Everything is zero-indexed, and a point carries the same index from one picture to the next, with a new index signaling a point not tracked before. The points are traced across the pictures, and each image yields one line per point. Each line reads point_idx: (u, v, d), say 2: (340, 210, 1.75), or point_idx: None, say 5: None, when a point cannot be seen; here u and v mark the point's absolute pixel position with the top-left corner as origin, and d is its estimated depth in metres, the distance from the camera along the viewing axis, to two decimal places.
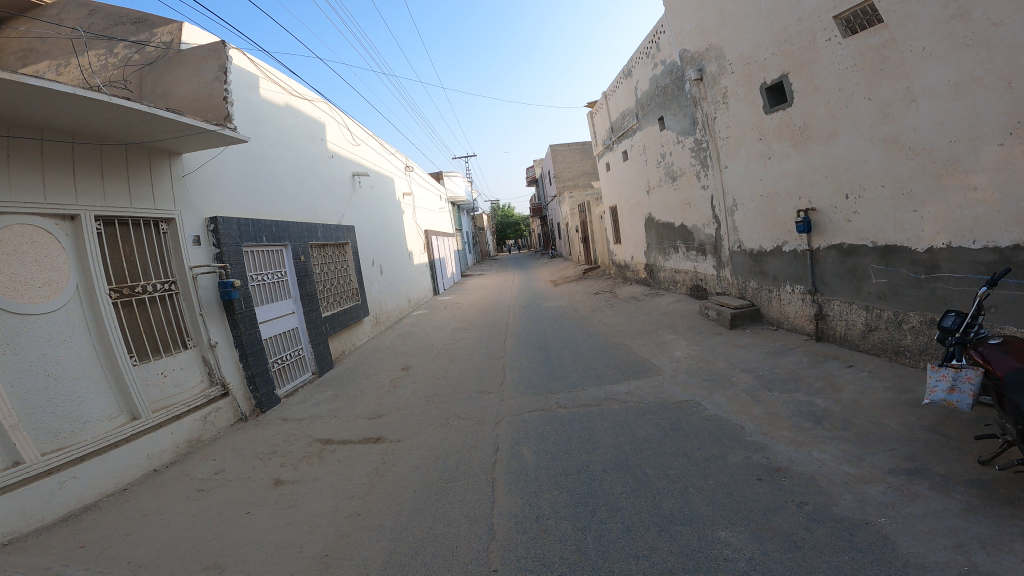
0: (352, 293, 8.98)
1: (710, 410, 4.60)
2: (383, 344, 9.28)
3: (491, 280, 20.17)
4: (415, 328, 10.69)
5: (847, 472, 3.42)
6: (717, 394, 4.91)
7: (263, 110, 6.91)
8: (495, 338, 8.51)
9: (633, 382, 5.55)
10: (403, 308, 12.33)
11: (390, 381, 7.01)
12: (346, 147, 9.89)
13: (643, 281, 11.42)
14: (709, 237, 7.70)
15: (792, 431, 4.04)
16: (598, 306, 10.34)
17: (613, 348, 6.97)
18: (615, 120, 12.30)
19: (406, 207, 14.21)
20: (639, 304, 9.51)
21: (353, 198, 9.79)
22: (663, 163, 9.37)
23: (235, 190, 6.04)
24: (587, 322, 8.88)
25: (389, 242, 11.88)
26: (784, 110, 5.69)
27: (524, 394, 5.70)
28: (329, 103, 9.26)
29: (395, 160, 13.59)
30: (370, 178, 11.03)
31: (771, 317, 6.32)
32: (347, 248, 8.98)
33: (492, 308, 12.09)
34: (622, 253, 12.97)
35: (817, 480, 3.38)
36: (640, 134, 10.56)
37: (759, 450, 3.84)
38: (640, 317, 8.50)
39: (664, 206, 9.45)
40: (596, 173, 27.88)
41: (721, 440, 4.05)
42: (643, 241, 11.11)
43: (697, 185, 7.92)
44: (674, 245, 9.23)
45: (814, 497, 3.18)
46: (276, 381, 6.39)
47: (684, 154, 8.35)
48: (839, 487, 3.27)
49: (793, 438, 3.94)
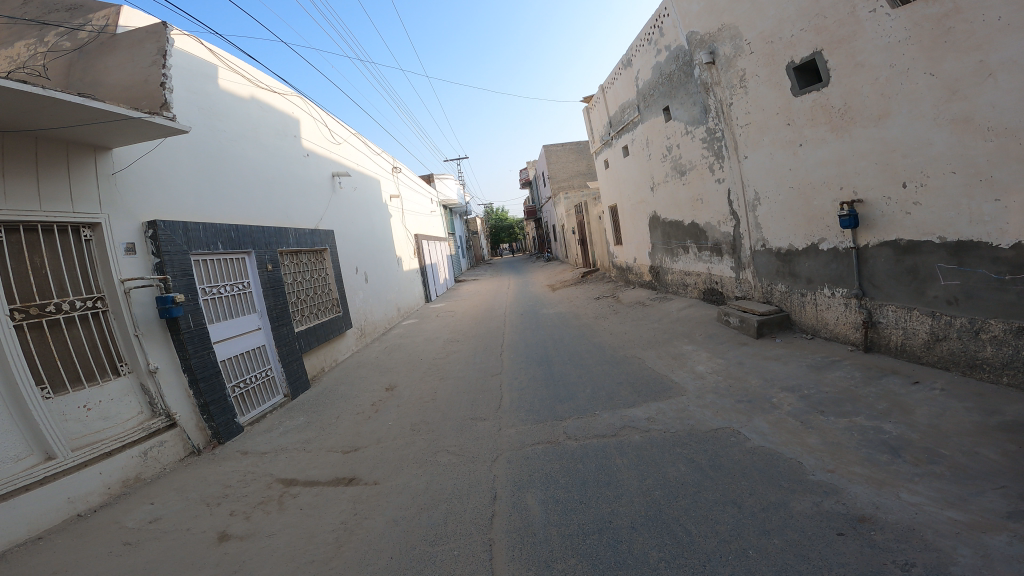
0: (331, 304, 8.12)
1: (753, 441, 3.83)
2: (367, 359, 8.43)
3: (486, 285, 19.36)
4: (403, 340, 9.85)
5: (953, 518, 2.71)
6: (758, 419, 4.14)
7: (221, 102, 6.11)
8: (490, 351, 7.70)
9: (652, 405, 4.76)
10: (390, 318, 11.49)
11: (372, 404, 6.18)
12: (325, 146, 9.10)
13: (646, 284, 10.66)
14: (725, 236, 6.92)
15: (865, 467, 3.30)
16: (601, 312, 9.56)
17: (624, 362, 6.18)
18: (614, 113, 11.56)
19: (395, 211, 13.43)
20: (647, 310, 8.73)
21: (333, 199, 8.97)
22: (669, 157, 8.60)
23: (184, 190, 5.21)
24: (592, 332, 8.08)
25: (375, 247, 11.05)
26: (819, 91, 4.95)
27: (525, 421, 4.89)
28: (304, 97, 8.47)
29: (381, 161, 12.79)
30: (353, 180, 10.23)
31: (804, 325, 5.56)
32: (324, 254, 8.13)
33: (486, 316, 11.25)
34: (623, 255, 12.21)
35: (917, 531, 2.64)
36: (641, 127, 9.82)
37: (830, 494, 3.08)
38: (650, 324, 7.72)
39: (670, 204, 8.68)
40: (591, 173, 27.24)
41: (777, 482, 3.27)
42: (646, 241, 10.35)
43: (709, 180, 7.17)
44: (682, 246, 8.47)
45: (922, 554, 2.45)
46: (237, 408, 5.54)
47: (693, 146, 7.59)
48: (949, 539, 2.55)
49: (869, 476, 3.19)
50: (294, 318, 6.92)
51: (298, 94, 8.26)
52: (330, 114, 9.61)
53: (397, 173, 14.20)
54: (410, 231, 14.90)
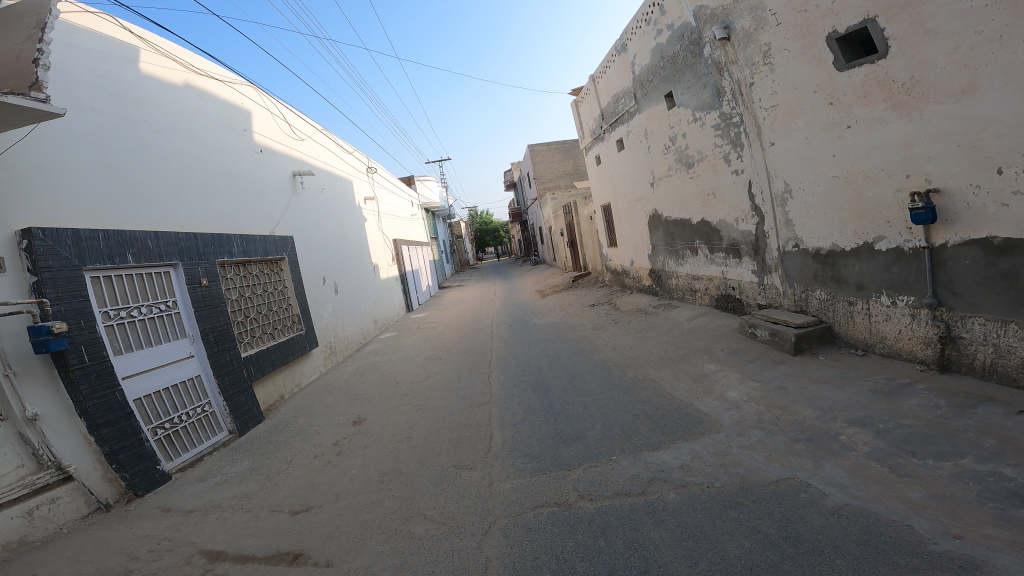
0: (291, 321, 6.99)
1: (832, 496, 2.95)
2: (336, 382, 7.32)
3: (472, 292, 18.29)
4: (379, 357, 8.76)
5: None
6: (830, 465, 3.27)
7: (142, 88, 5.05)
8: (477, 373, 6.68)
9: (684, 450, 3.82)
10: (366, 331, 10.37)
11: (333, 443, 5.11)
12: (284, 143, 8.02)
13: (646, 289, 9.75)
14: (743, 235, 6.03)
15: (1004, 529, 2.46)
16: (599, 322, 8.61)
17: (637, 385, 5.25)
18: (607, 105, 10.67)
19: (370, 214, 12.33)
20: (651, 318, 7.81)
21: (293, 201, 7.88)
22: (672, 148, 7.69)
23: (84, 192, 4.15)
24: (592, 346, 7.13)
25: (347, 254, 9.93)
26: (873, 63, 4.10)
27: (523, 472, 3.90)
28: (256, 86, 7.38)
29: (354, 160, 11.70)
30: (319, 180, 9.15)
31: (853, 338, 4.71)
32: (281, 263, 7.00)
33: (472, 328, 10.20)
34: (619, 258, 11.29)
35: None
36: (639, 118, 8.92)
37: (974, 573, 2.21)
38: (659, 336, 6.80)
39: (674, 201, 7.78)
40: (578, 173, 26.52)
41: (888, 558, 2.37)
42: (645, 242, 9.44)
43: (724, 172, 6.26)
44: (688, 247, 7.56)
45: None
46: (161, 453, 4.43)
47: (702, 135, 6.69)
48: None
49: (1014, 543, 2.35)
50: (240, 341, 5.79)
51: (249, 82, 7.18)
52: (290, 106, 8.52)
53: (373, 173, 13.11)
54: (388, 236, 13.78)
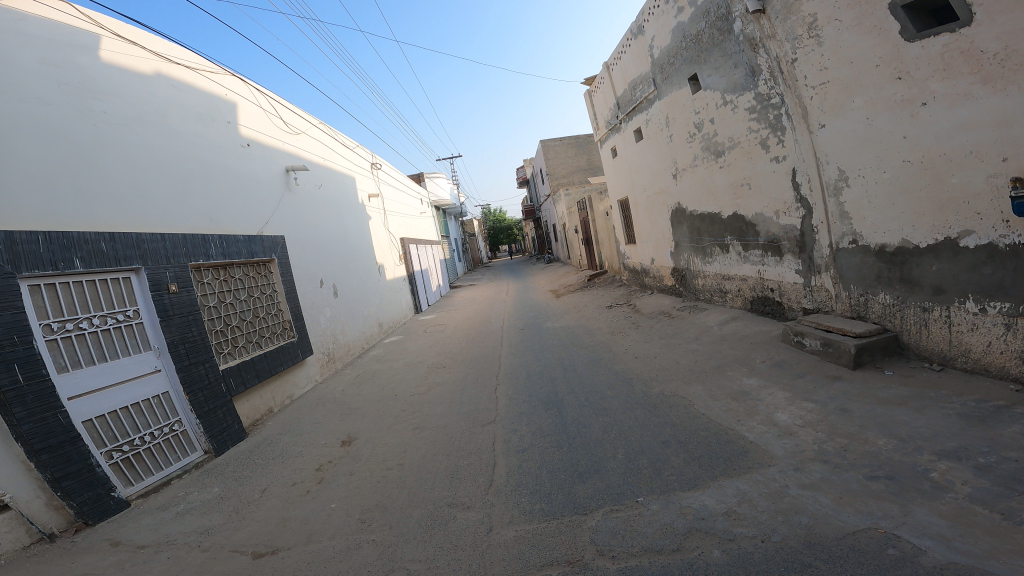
0: (281, 328, 6.44)
1: (931, 553, 2.32)
2: (333, 392, 6.79)
3: (484, 292, 17.65)
4: (382, 364, 8.23)
5: None
6: (922, 510, 2.62)
7: (105, 78, 4.56)
8: (484, 385, 6.06)
9: (728, 490, 3.16)
10: (370, 335, 9.81)
11: (316, 468, 4.54)
12: (273, 137, 7.48)
13: (669, 290, 9.00)
14: (785, 231, 5.28)
15: None
16: (618, 327, 7.92)
17: (667, 405, 4.62)
18: (623, 93, 9.91)
19: (375, 212, 11.78)
20: (676, 323, 7.11)
21: (286, 199, 7.35)
22: (696, 135, 6.93)
23: (22, 190, 3.65)
24: (611, 354, 6.47)
25: (348, 254, 9.39)
26: (954, 31, 3.39)
27: (531, 514, 3.27)
28: (240, 76, 6.86)
29: (357, 155, 11.16)
30: (316, 176, 8.62)
31: (926, 350, 3.97)
32: (270, 265, 6.46)
33: (480, 332, 9.60)
34: (638, 256, 10.55)
35: None
36: (659, 104, 8.17)
37: None
38: (687, 344, 6.12)
39: (700, 193, 7.03)
40: (593, 167, 25.70)
41: None
42: (667, 238, 8.68)
43: (760, 160, 5.51)
44: (716, 244, 6.80)
45: None
46: (119, 479, 3.96)
47: (733, 119, 5.93)
48: None
49: None
50: (218, 352, 5.24)
51: (232, 73, 6.66)
52: (281, 99, 7.99)
53: (377, 170, 12.57)
54: (395, 235, 13.21)
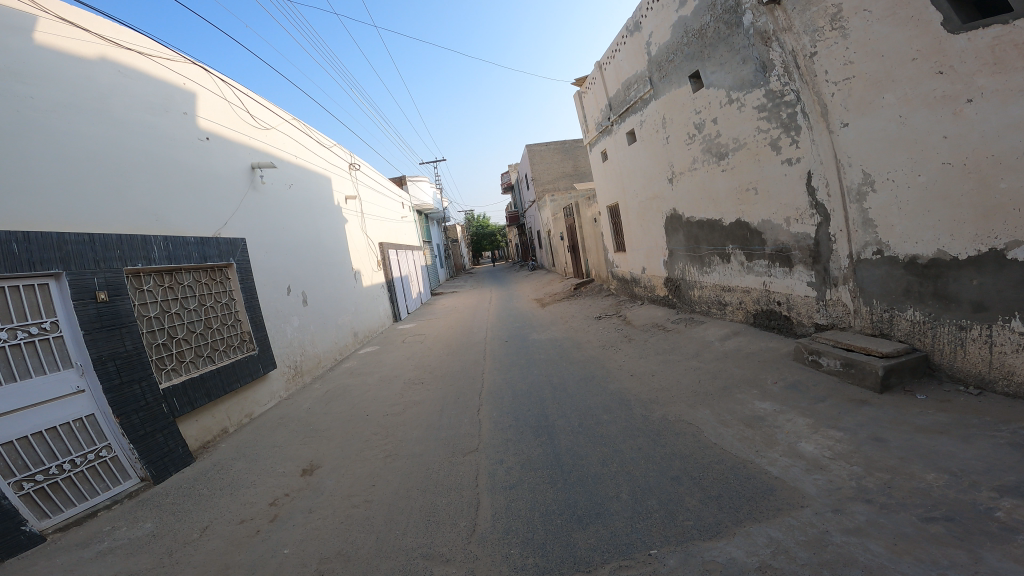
0: (239, 340, 5.77)
1: None
2: (298, 410, 6.14)
3: (466, 300, 17.02)
4: (356, 377, 7.60)
5: None
6: (996, 558, 2.24)
7: (33, 61, 3.98)
8: (466, 405, 5.50)
9: (759, 537, 2.70)
10: (344, 345, 9.15)
11: (270, 501, 3.91)
12: (239, 130, 6.86)
13: (660, 300, 8.59)
14: (797, 239, 4.93)
15: None
16: (610, 339, 7.47)
17: (673, 433, 4.17)
18: (616, 94, 9.55)
19: (353, 214, 11.15)
20: (672, 336, 6.68)
21: (251, 198, 6.73)
22: (696, 137, 6.55)
23: None
24: (604, 371, 6.00)
25: (322, 258, 8.74)
26: (1006, 22, 3.18)
27: (524, 568, 2.73)
28: (201, 65, 6.25)
29: (334, 154, 10.53)
30: (287, 175, 8.00)
31: (961, 372, 3.66)
32: (227, 269, 5.80)
33: (461, 342, 9.03)
34: (627, 264, 10.14)
35: None
36: (655, 105, 7.81)
37: None
38: (687, 360, 5.70)
39: (698, 198, 6.62)
40: (578, 175, 25.46)
41: None
42: (659, 246, 8.28)
43: (770, 163, 5.15)
44: (714, 253, 6.41)
45: None
46: (25, 513, 3.37)
47: (739, 120, 5.56)
48: None
49: None
50: (158, 368, 4.57)
51: (192, 61, 6.06)
52: (250, 91, 7.37)
53: (356, 171, 11.94)
54: (373, 240, 12.55)
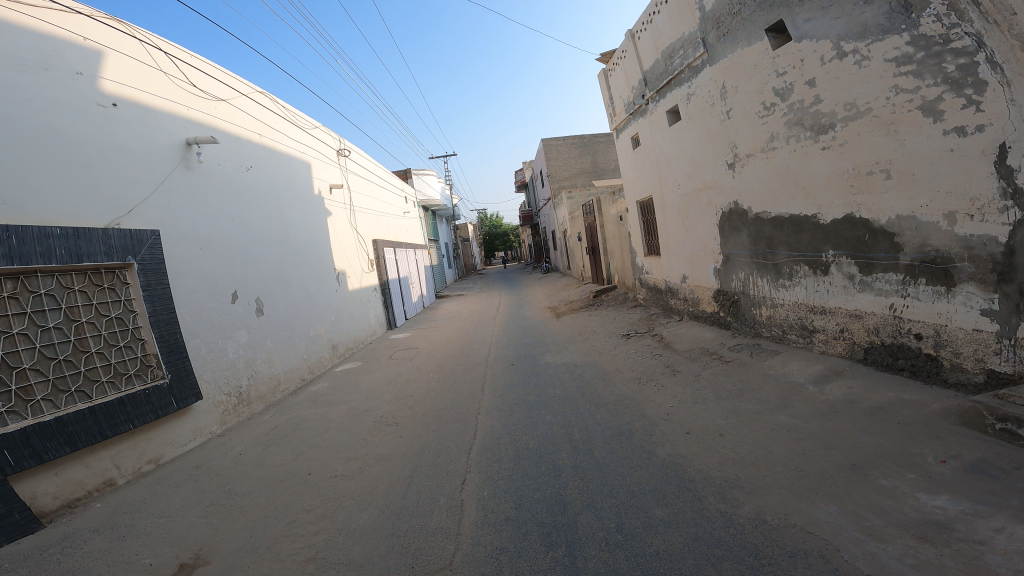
0: (139, 366, 4.31)
1: None
2: (223, 459, 4.68)
3: (472, 305, 15.36)
4: (318, 408, 6.02)
5: None
6: None
7: None
8: (452, 473, 3.89)
9: None
10: (318, 360, 7.63)
11: None
12: (168, 97, 5.31)
13: (704, 317, 6.89)
14: (963, 245, 3.39)
15: None
16: (646, 368, 5.79)
17: (784, 551, 2.52)
18: (652, 67, 7.87)
19: (340, 207, 9.55)
20: (734, 371, 4.99)
21: (185, 183, 5.23)
22: (777, 108, 4.85)
23: None
24: (646, 424, 4.33)
25: (293, 256, 7.23)
26: None
27: None
28: (113, 17, 4.74)
29: (317, 137, 8.94)
30: (244, 154, 6.45)
31: None
32: (126, 272, 4.32)
33: (457, 362, 7.41)
34: (660, 270, 8.43)
35: None
36: (708, 72, 6.13)
37: None
38: (769, 412, 4.03)
39: (775, 188, 4.97)
40: (597, 172, 23.78)
41: None
42: (707, 250, 6.58)
43: (916, 134, 3.57)
44: (799, 263, 4.76)
45: None
46: None
47: (857, 79, 3.93)
48: None
49: None
50: None
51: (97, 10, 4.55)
52: (193, 56, 5.85)
53: (345, 157, 10.33)
54: (366, 236, 10.99)
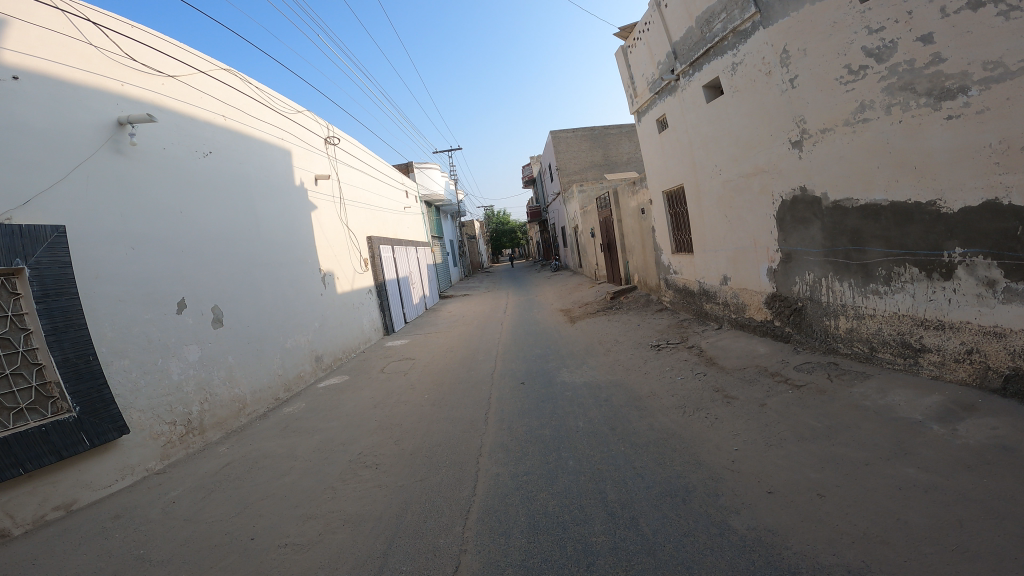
0: (33, 398, 3.54)
1: None
2: (153, 507, 3.78)
3: (478, 306, 14.29)
4: (287, 437, 5.01)
5: None
6: None
7: None
8: (447, 549, 2.88)
9: None
10: (299, 374, 6.64)
11: None
12: (97, 71, 4.31)
13: (750, 327, 5.82)
14: None
15: None
16: (690, 393, 4.71)
17: None
18: (683, 37, 6.72)
19: (328, 200, 8.51)
20: (812, 401, 3.93)
21: (115, 175, 4.28)
22: (871, 71, 3.82)
23: None
24: (708, 479, 3.26)
25: (269, 255, 6.26)
26: None
27: None
28: None
29: (299, 123, 7.90)
30: (201, 137, 5.43)
31: None
32: (16, 279, 3.51)
33: (458, 378, 6.37)
34: (691, 270, 7.34)
35: None
36: (760, 34, 5.01)
37: None
38: (885, 463, 3.02)
39: (866, 170, 3.94)
40: (610, 164, 22.59)
41: None
42: (757, 249, 5.48)
43: None
44: (903, 263, 3.77)
45: None
46: None
47: (1004, 34, 3.07)
48: None
49: None
50: None
51: None
52: (134, 24, 4.81)
53: (333, 145, 9.26)
54: (359, 233, 9.95)
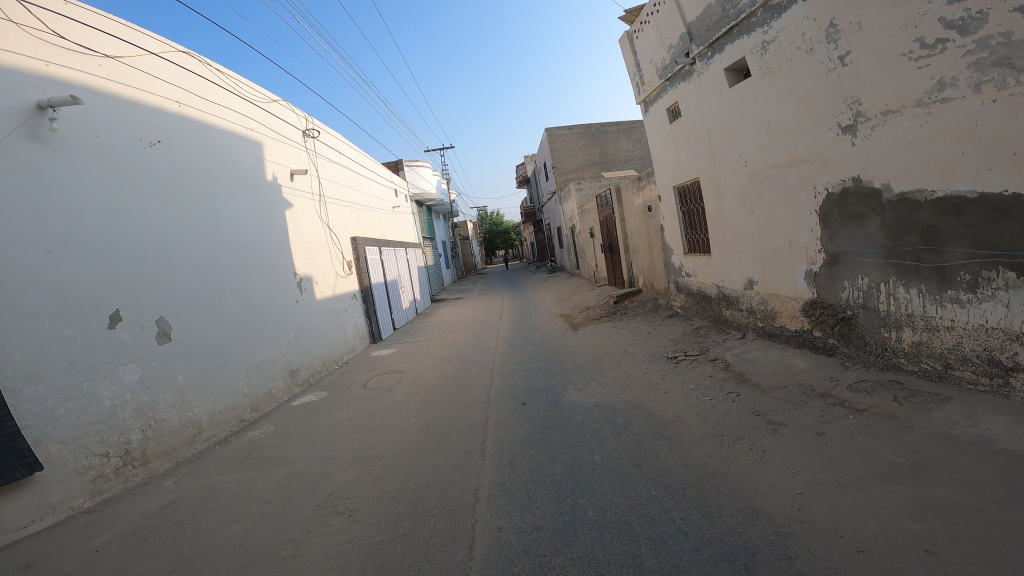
0: None
1: None
2: (73, 555, 3.14)
3: (471, 311, 13.52)
4: (248, 469, 4.25)
5: None
6: None
7: None
8: None
9: None
10: (269, 391, 5.86)
11: None
12: (11, 48, 3.60)
13: (782, 339, 5.17)
14: None
15: None
16: (724, 418, 4.01)
17: None
18: (699, 16, 6.04)
19: (306, 198, 7.74)
20: (884, 430, 3.29)
21: (30, 170, 3.58)
22: (954, 45, 3.28)
23: None
24: (772, 531, 2.59)
25: (236, 258, 5.53)
26: None
27: None
28: None
29: (273, 113, 7.12)
30: (149, 125, 4.64)
31: None
32: None
33: (450, 396, 5.63)
34: (707, 275, 6.68)
35: None
36: (799, 7, 4.35)
37: None
38: (1004, 509, 2.41)
39: (944, 160, 3.41)
40: (606, 163, 21.95)
41: None
42: (793, 251, 4.84)
43: None
44: (993, 266, 3.26)
45: None
46: None
47: None
48: None
49: None
50: None
51: None
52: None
53: (313, 138, 8.47)
54: (343, 233, 9.17)
